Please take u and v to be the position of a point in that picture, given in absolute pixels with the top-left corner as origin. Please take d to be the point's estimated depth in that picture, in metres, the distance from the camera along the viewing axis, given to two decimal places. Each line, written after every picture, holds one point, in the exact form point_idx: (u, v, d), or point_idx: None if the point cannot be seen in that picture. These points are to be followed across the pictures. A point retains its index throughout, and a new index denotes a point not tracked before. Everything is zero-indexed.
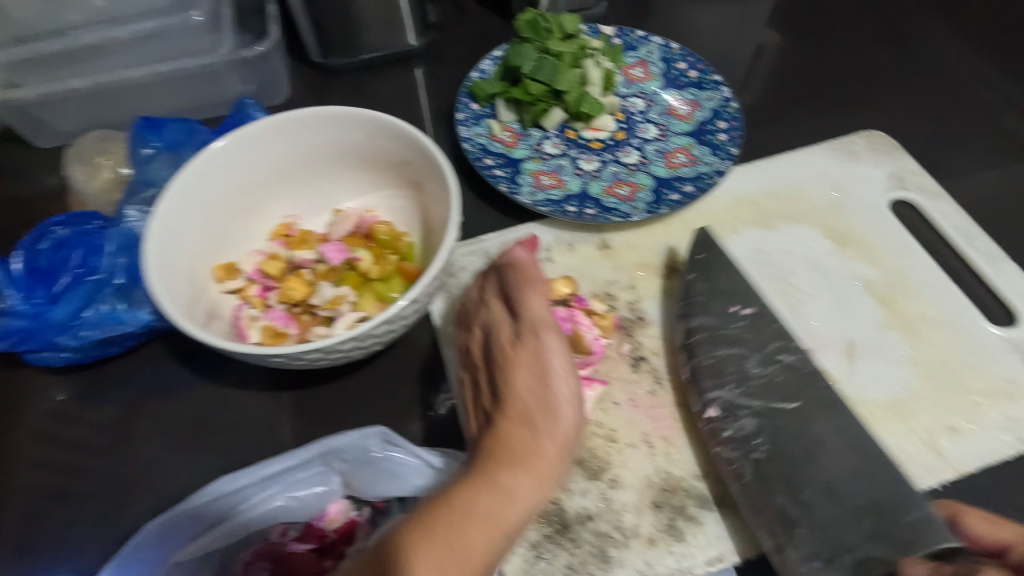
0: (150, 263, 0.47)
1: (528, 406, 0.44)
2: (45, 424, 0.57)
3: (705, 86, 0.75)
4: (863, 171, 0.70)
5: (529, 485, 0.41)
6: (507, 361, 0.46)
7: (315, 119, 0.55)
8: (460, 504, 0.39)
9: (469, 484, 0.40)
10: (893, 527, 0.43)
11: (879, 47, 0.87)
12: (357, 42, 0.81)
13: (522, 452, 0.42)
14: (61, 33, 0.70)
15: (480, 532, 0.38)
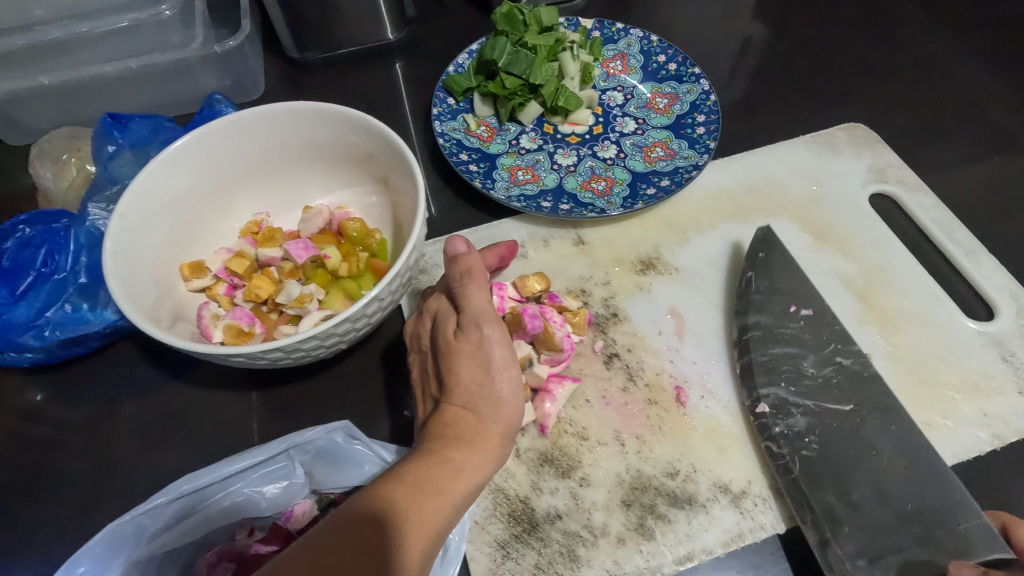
0: (109, 262, 0.46)
1: (476, 388, 0.43)
2: (15, 425, 0.56)
3: (685, 78, 0.74)
4: (843, 164, 0.70)
5: (476, 465, 0.41)
6: (449, 351, 0.44)
7: (279, 114, 0.54)
8: (414, 478, 0.38)
9: (417, 461, 0.39)
10: (945, 534, 0.43)
11: (864, 40, 0.86)
12: (333, 37, 0.80)
13: (469, 433, 0.42)
14: (27, 28, 0.67)
15: (430, 502, 0.37)
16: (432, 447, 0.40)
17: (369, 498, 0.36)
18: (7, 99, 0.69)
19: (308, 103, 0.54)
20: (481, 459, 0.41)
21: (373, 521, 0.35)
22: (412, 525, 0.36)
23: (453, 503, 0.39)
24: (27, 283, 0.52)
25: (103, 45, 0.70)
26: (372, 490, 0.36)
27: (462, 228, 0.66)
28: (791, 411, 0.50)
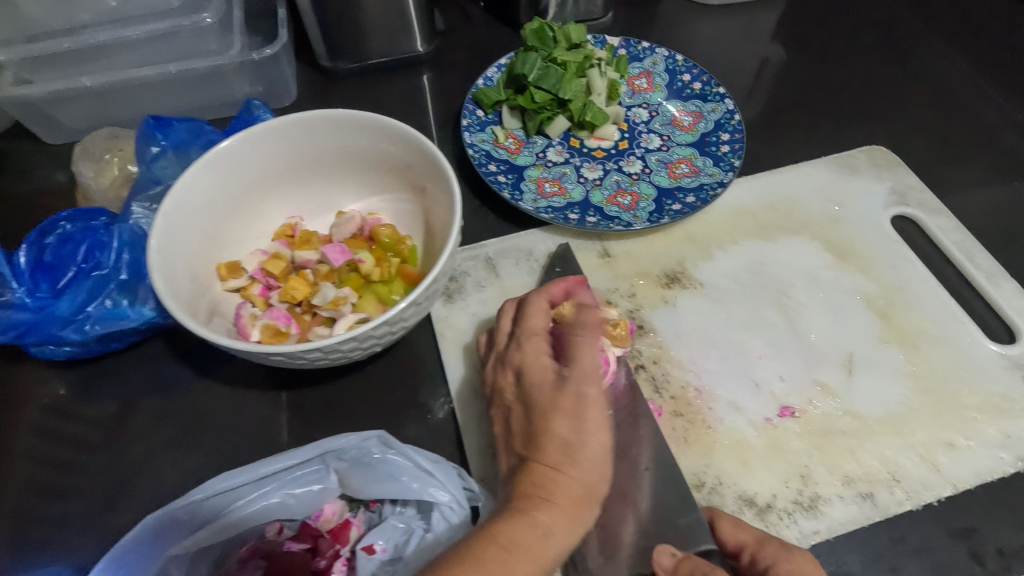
0: (154, 259, 0.47)
1: (569, 447, 0.44)
2: (43, 419, 0.57)
3: (709, 98, 0.76)
4: (863, 186, 0.71)
5: (564, 526, 0.41)
6: (545, 408, 0.46)
7: (319, 122, 0.55)
8: (504, 539, 0.39)
9: (508, 522, 0.40)
10: (671, 533, 0.46)
11: (880, 64, 0.88)
12: (365, 48, 0.82)
13: (561, 495, 0.42)
14: (73, 31, 0.70)
15: (520, 564, 0.38)
16: (523, 506, 0.42)
17: (464, 557, 0.37)
18: (47, 99, 0.71)
19: (349, 112, 0.55)
20: (568, 524, 0.42)
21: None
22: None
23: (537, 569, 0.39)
24: (68, 278, 0.53)
25: (143, 49, 0.72)
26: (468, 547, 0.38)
27: (490, 237, 0.67)
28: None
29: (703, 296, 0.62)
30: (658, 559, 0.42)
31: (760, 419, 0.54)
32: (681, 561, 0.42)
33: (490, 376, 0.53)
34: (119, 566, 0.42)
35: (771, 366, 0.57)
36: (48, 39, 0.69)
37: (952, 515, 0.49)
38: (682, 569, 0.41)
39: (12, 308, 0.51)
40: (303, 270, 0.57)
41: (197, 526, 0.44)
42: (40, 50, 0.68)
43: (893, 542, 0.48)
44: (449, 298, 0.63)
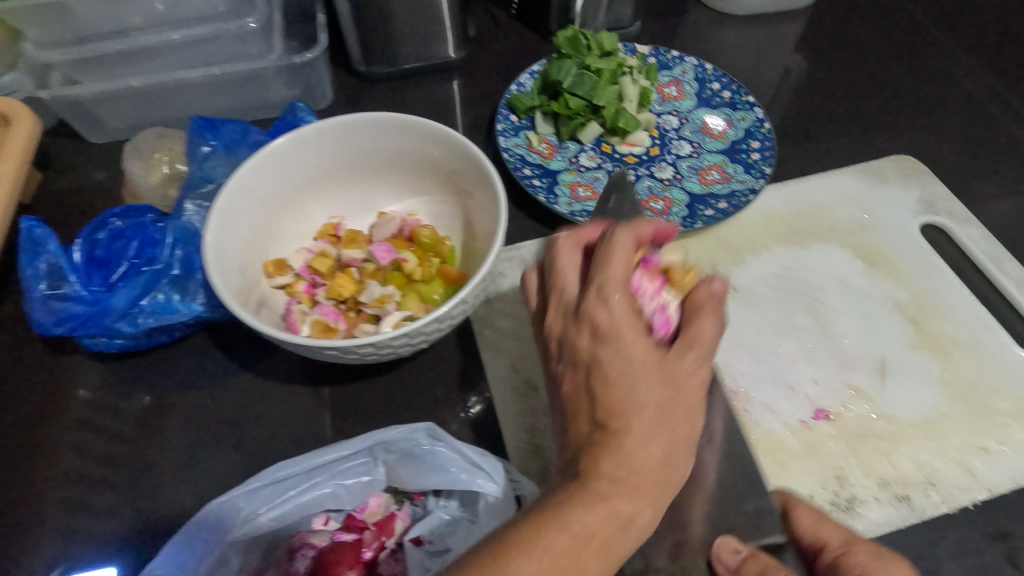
0: (210, 256, 0.49)
1: (659, 427, 0.39)
2: (85, 413, 0.58)
3: (739, 106, 0.77)
4: (892, 194, 0.71)
5: (647, 513, 0.38)
6: (647, 383, 0.40)
7: (367, 125, 0.57)
8: (581, 529, 0.36)
9: (588, 510, 0.37)
10: (738, 516, 0.45)
11: (904, 74, 0.89)
12: (399, 53, 0.84)
13: (644, 481, 0.38)
14: (124, 33, 0.72)
15: (598, 559, 0.36)
16: (606, 493, 0.37)
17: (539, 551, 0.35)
18: (93, 99, 0.73)
19: (396, 116, 0.57)
20: (648, 512, 0.39)
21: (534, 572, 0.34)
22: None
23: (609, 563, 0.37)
24: (121, 272, 0.55)
25: (186, 52, 0.74)
26: (549, 543, 0.35)
27: (525, 240, 0.68)
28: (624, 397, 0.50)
29: (736, 300, 0.63)
30: (720, 553, 0.41)
31: (795, 421, 0.55)
32: (746, 559, 0.40)
33: (561, 326, 0.45)
34: (178, 551, 0.43)
35: (805, 369, 0.58)
36: (98, 41, 0.71)
37: (987, 519, 0.50)
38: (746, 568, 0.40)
39: (69, 300, 0.52)
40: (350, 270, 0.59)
41: (254, 514, 0.46)
42: (91, 52, 0.71)
43: (929, 545, 0.49)
44: (487, 299, 0.64)
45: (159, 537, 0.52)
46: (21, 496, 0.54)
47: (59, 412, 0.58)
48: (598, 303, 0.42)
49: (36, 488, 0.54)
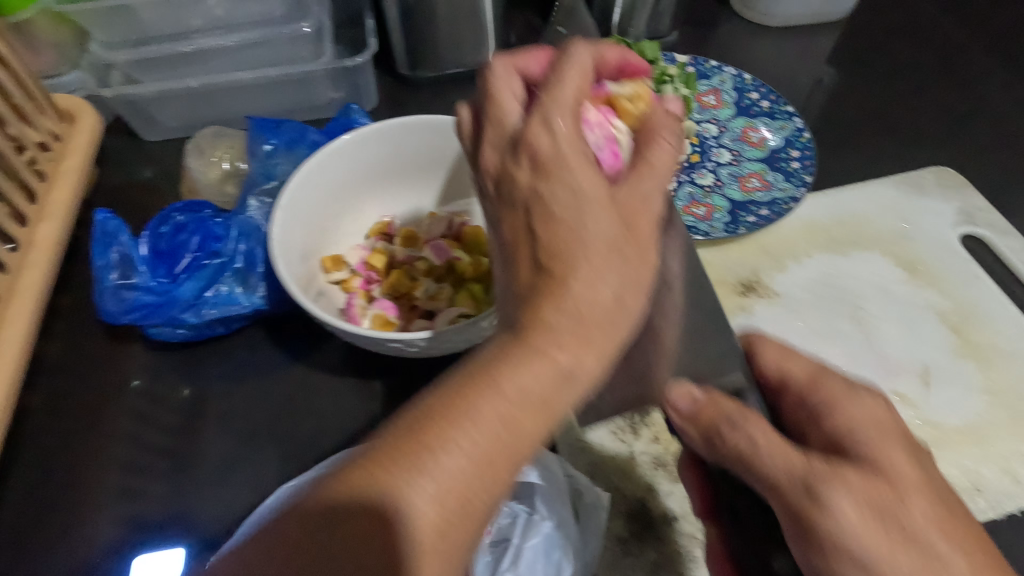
0: (276, 248, 0.51)
1: (606, 267, 0.35)
2: (140, 404, 0.60)
3: (778, 116, 0.78)
4: (931, 205, 0.72)
5: (592, 366, 0.33)
6: (591, 214, 0.36)
7: (422, 127, 0.59)
8: (514, 391, 0.31)
9: (519, 363, 0.31)
10: None
11: (938, 86, 0.90)
12: (443, 58, 0.85)
13: (590, 325, 0.34)
14: (185, 36, 0.74)
15: (535, 420, 0.31)
16: (542, 346, 0.32)
17: (462, 413, 0.30)
18: (150, 99, 0.76)
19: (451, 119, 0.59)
20: (595, 360, 0.34)
21: (464, 439, 0.29)
22: (500, 444, 0.30)
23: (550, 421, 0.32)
24: (184, 264, 0.57)
25: (241, 55, 0.76)
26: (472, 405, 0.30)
27: None
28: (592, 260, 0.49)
29: (778, 305, 0.64)
30: (674, 400, 0.40)
31: None
32: (704, 403, 0.39)
33: (496, 161, 0.41)
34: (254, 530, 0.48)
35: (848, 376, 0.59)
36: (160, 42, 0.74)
37: None
38: (704, 414, 0.39)
39: (137, 290, 0.55)
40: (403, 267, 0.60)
41: None
42: (152, 53, 0.73)
43: None
44: None
45: (219, 526, 0.53)
46: (82, 485, 0.56)
47: (115, 400, 0.60)
48: (539, 129, 0.38)
49: (95, 478, 0.56)
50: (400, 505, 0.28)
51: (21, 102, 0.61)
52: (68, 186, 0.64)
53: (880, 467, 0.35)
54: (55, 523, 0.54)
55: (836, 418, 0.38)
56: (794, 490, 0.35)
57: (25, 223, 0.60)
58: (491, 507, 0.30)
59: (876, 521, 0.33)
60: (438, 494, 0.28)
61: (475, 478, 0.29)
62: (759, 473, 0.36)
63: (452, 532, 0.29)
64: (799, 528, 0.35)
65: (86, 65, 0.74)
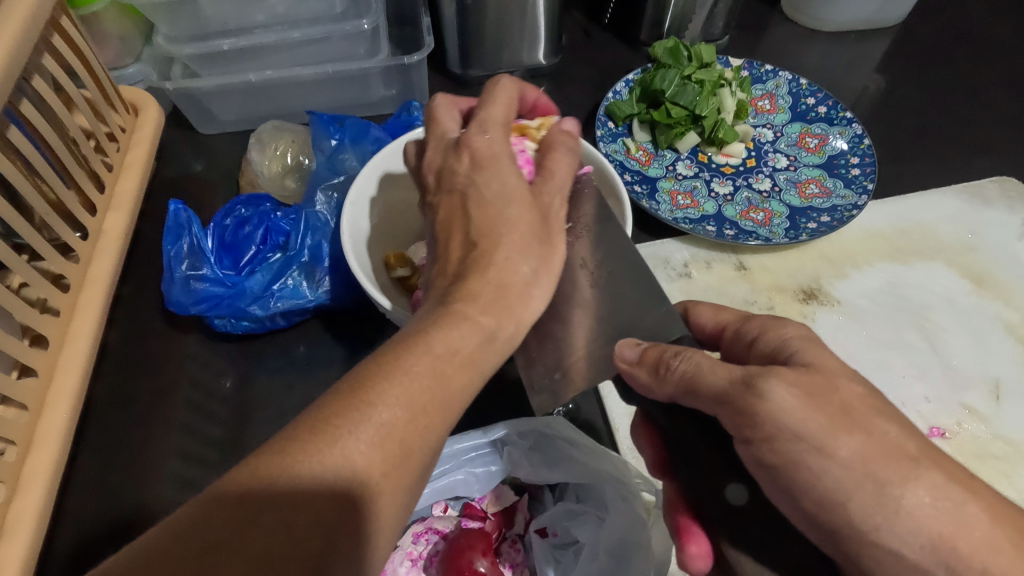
0: (347, 244, 0.52)
1: (525, 250, 0.37)
2: (195, 396, 0.59)
3: (836, 121, 0.77)
4: (995, 216, 0.72)
5: (513, 330, 0.36)
6: (510, 210, 0.38)
7: None
8: (441, 351, 0.33)
9: (445, 327, 0.34)
10: None
11: (998, 95, 0.87)
12: (496, 58, 0.84)
13: (509, 295, 0.36)
14: (246, 31, 0.73)
15: (460, 375, 0.33)
16: (464, 311, 0.35)
17: (391, 372, 0.32)
18: (208, 92, 0.76)
19: None
20: (513, 326, 0.36)
21: (399, 394, 0.31)
22: (431, 394, 0.32)
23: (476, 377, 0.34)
24: (251, 255, 0.59)
25: (302, 50, 0.76)
26: (399, 362, 0.32)
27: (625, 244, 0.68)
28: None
29: (841, 314, 0.63)
30: (622, 351, 0.38)
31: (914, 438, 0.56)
32: (647, 349, 0.37)
33: (441, 160, 0.44)
34: None
35: (917, 387, 0.59)
36: (216, 38, 0.73)
37: None
38: (648, 357, 0.37)
39: (206, 282, 0.56)
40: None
41: None
42: (210, 49, 0.72)
43: None
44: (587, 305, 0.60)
45: None
46: (139, 474, 0.55)
47: (169, 391, 0.59)
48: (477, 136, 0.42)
49: (152, 467, 0.55)
50: (343, 452, 0.29)
51: (94, 94, 0.61)
52: (134, 177, 0.64)
53: (815, 366, 0.36)
54: (113, 512, 0.53)
55: (770, 336, 0.40)
56: (736, 393, 0.35)
57: (95, 212, 0.60)
58: (427, 454, 0.32)
59: (813, 404, 0.34)
60: (377, 440, 0.30)
61: (413, 425, 0.31)
62: (705, 389, 0.36)
63: (391, 481, 0.30)
64: (747, 430, 0.35)
65: (147, 58, 0.78)
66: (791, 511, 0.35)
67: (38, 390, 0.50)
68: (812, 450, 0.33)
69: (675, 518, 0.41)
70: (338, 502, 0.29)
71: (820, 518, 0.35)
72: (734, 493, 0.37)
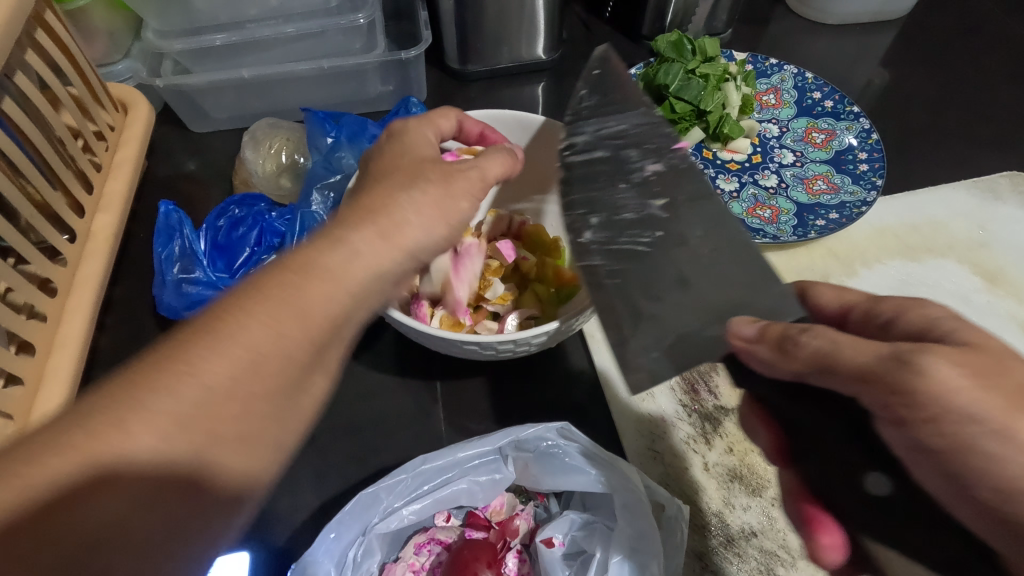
0: None
1: (408, 185, 0.38)
2: None
3: (843, 116, 0.75)
4: (1007, 211, 0.71)
5: (383, 248, 0.34)
6: (405, 165, 0.41)
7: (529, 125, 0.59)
8: (300, 265, 0.31)
9: (310, 245, 0.33)
10: None
11: (1006, 88, 0.86)
12: (496, 52, 0.82)
13: (385, 220, 0.36)
14: (239, 25, 0.71)
15: (321, 289, 0.31)
16: (333, 231, 0.34)
17: (246, 288, 0.30)
18: (201, 89, 0.74)
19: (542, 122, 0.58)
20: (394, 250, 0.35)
21: (252, 308, 0.29)
22: (290, 307, 0.30)
23: (346, 293, 0.32)
24: (244, 257, 0.57)
25: (295, 45, 0.74)
26: (255, 280, 0.31)
27: None
28: (582, 214, 0.46)
29: None
30: (738, 328, 0.39)
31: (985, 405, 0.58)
32: (766, 327, 0.38)
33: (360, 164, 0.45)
34: (330, 542, 0.45)
35: None
36: (207, 33, 0.71)
37: None
38: (768, 334, 0.37)
39: (198, 285, 0.54)
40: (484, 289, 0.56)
41: (372, 518, 0.47)
42: (201, 44, 0.70)
43: None
44: None
45: (271, 532, 0.49)
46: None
47: None
48: (400, 124, 0.46)
49: None
50: (189, 367, 0.27)
51: (80, 91, 0.59)
52: (123, 177, 0.62)
53: (978, 345, 0.34)
54: None
55: (913, 316, 0.38)
56: (890, 368, 0.33)
57: (83, 213, 0.58)
58: (292, 371, 0.30)
59: (984, 383, 0.33)
60: (225, 353, 0.28)
61: (267, 336, 0.29)
62: (846, 365, 0.34)
63: (238, 397, 0.28)
64: (903, 410, 0.33)
65: (136, 54, 0.76)
66: (961, 506, 0.33)
67: (25, 399, 0.48)
68: (994, 432, 0.33)
69: (803, 507, 0.43)
70: (180, 421, 0.27)
71: (992, 507, 0.33)
72: (875, 483, 0.34)
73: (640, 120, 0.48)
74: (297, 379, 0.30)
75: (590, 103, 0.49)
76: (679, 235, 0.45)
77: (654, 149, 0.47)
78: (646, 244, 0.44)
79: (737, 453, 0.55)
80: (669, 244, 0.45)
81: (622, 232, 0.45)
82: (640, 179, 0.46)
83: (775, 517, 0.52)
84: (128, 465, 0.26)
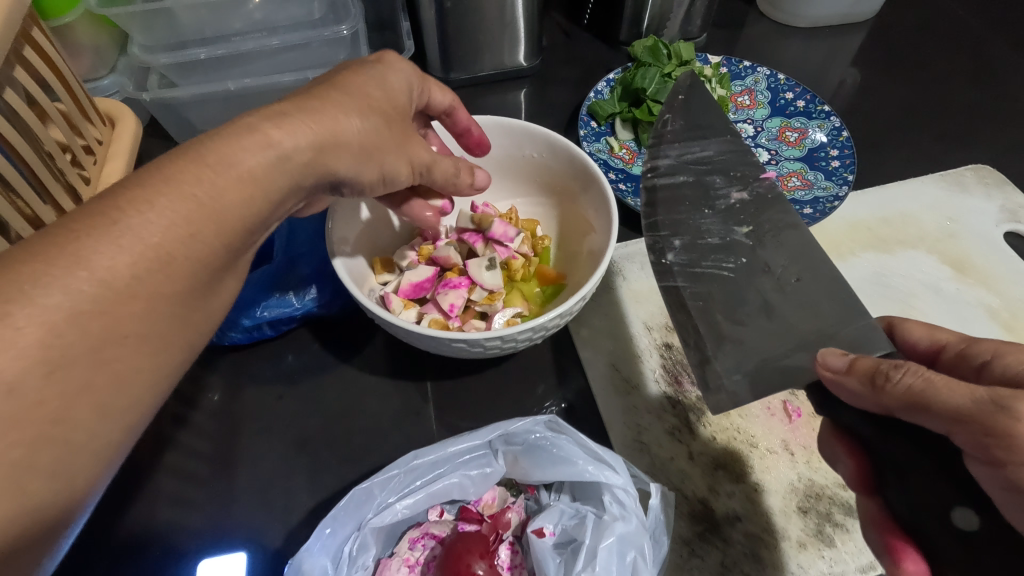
0: (340, 269, 0.51)
1: (362, 112, 0.40)
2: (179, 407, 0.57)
3: (815, 115, 0.78)
4: (975, 204, 0.73)
5: (302, 143, 0.35)
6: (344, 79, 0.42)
7: (517, 129, 0.60)
8: (214, 161, 0.32)
9: (221, 137, 0.33)
10: None
11: (968, 85, 0.89)
12: (478, 60, 0.84)
13: (317, 127, 0.36)
14: (225, 39, 0.73)
15: (234, 188, 0.32)
16: (254, 120, 0.34)
17: (162, 178, 0.30)
18: (187, 102, 0.74)
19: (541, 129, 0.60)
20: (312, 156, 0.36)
21: (165, 202, 0.29)
22: (201, 209, 0.30)
23: (261, 197, 0.34)
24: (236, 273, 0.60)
25: (280, 58, 0.75)
26: (168, 171, 0.30)
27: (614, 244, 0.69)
28: (666, 235, 0.54)
29: None
30: (827, 359, 0.42)
31: None
32: (854, 360, 0.41)
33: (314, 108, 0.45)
34: (325, 538, 0.46)
35: None
36: (191, 48, 0.72)
37: None
38: (857, 367, 0.40)
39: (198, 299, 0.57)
40: (472, 289, 0.58)
41: (367, 515, 0.48)
42: (184, 58, 0.71)
43: None
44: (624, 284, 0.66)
45: (268, 536, 0.50)
46: (131, 492, 0.51)
47: None
48: (394, 60, 0.47)
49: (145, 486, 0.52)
50: (83, 262, 0.26)
51: (67, 107, 0.59)
52: None
53: None
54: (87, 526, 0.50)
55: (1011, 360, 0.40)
56: (984, 412, 0.34)
57: None
58: (200, 273, 0.31)
59: None
60: (127, 248, 0.28)
61: (177, 236, 0.29)
62: (941, 406, 0.35)
63: (154, 281, 0.29)
64: (1000, 452, 0.33)
65: (122, 69, 0.77)
66: None
67: None
68: None
69: (887, 538, 0.44)
70: (74, 316, 0.26)
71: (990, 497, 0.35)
72: (963, 519, 0.37)
73: (721, 149, 0.57)
74: (202, 283, 0.31)
75: (674, 131, 0.58)
76: (761, 265, 0.51)
77: (739, 179, 0.56)
78: (728, 269, 0.51)
79: (721, 442, 0.57)
80: (752, 270, 0.51)
81: (706, 256, 0.52)
82: (723, 206, 0.54)
83: (760, 502, 0.54)
84: (15, 366, 0.24)
